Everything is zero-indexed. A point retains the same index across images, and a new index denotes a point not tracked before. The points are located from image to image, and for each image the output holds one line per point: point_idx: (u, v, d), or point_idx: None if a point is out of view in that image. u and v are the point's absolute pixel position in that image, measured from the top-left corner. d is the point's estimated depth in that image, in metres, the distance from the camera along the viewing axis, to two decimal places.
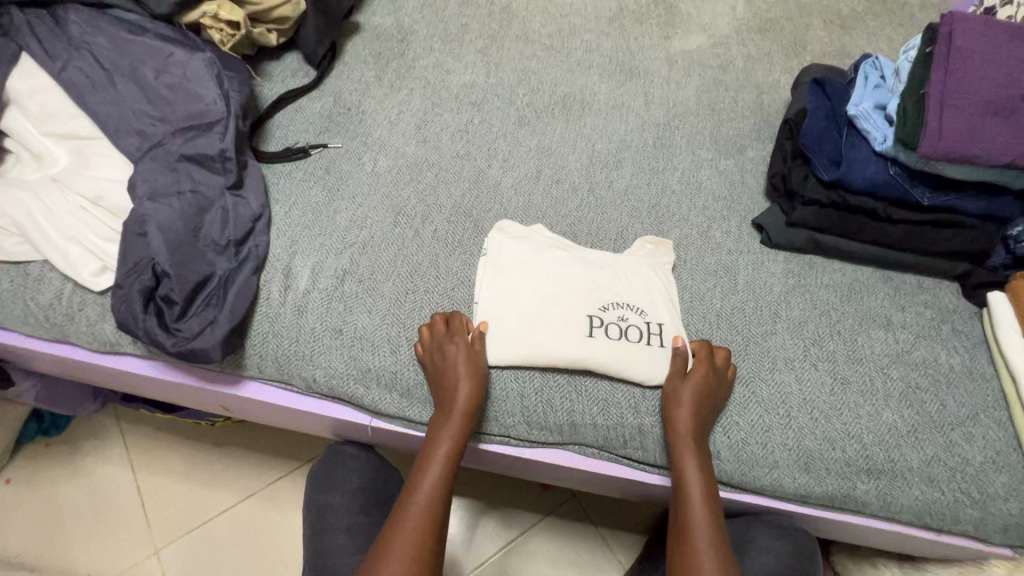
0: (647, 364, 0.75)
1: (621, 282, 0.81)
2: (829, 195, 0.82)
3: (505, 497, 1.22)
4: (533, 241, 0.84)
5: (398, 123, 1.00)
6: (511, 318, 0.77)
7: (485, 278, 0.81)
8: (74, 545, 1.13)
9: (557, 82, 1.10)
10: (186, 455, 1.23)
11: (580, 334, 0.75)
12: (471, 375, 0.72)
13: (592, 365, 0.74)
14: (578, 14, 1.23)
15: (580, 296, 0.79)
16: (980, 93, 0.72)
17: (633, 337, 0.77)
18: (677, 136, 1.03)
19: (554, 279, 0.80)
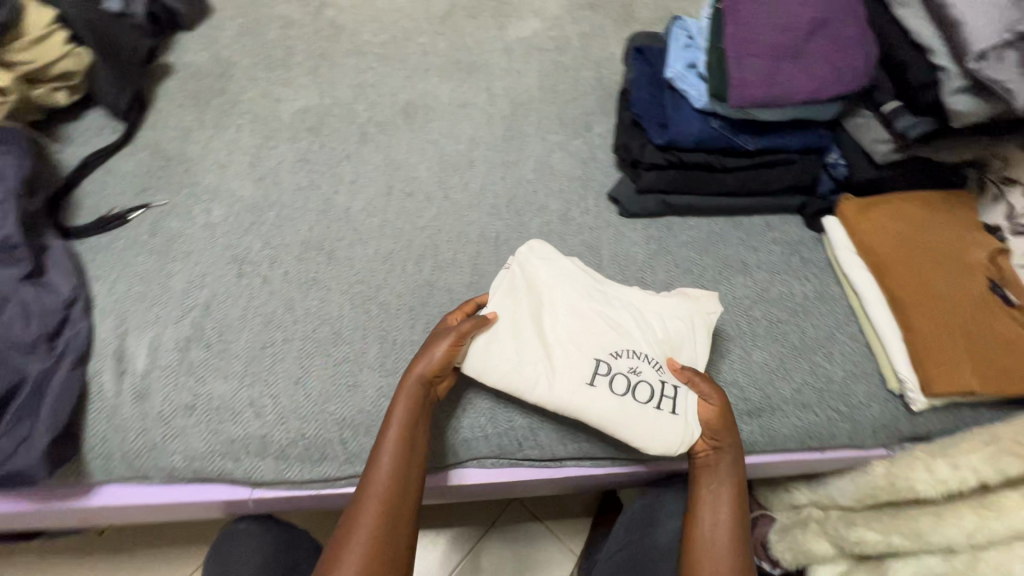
0: (645, 426, 0.70)
1: (650, 333, 0.75)
2: (666, 158, 0.85)
3: (444, 519, 1.18)
4: (556, 266, 0.78)
5: (229, 165, 0.92)
6: (509, 348, 0.72)
7: (505, 290, 0.77)
8: None
9: (397, 91, 1.07)
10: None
11: (580, 380, 0.71)
12: (423, 361, 0.68)
13: (577, 412, 0.70)
14: (408, 18, 1.20)
15: (596, 332, 0.74)
16: (769, 39, 0.77)
17: (642, 394, 0.71)
18: (524, 125, 1.03)
19: (566, 326, 0.74)
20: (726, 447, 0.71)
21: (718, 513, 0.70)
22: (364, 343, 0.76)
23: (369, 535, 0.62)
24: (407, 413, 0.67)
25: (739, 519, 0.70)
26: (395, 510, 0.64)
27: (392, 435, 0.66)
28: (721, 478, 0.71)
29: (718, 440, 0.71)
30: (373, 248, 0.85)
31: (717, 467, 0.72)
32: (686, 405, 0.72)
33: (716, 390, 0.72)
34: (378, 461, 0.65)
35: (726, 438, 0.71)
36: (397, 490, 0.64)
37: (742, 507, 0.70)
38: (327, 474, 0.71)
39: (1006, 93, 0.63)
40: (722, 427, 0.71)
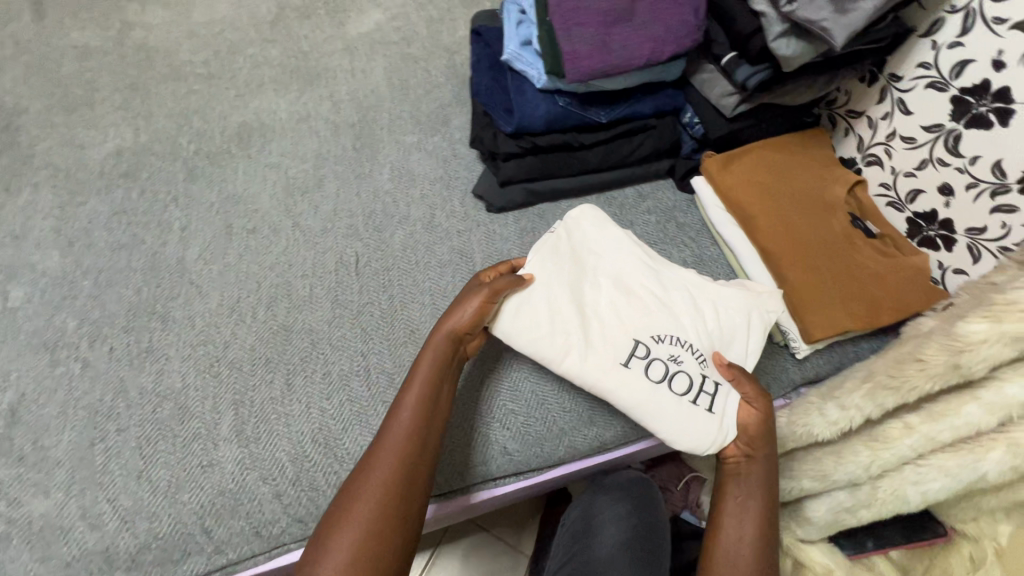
0: (676, 420, 0.66)
1: (701, 322, 0.71)
2: (520, 145, 0.80)
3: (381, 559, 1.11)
4: (609, 233, 0.76)
5: (26, 233, 0.78)
6: (541, 315, 0.69)
7: (550, 251, 0.74)
8: None
9: (227, 113, 0.95)
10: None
11: (614, 360, 0.68)
12: (452, 316, 0.66)
13: (604, 391, 0.67)
14: (232, 28, 1.08)
15: (634, 307, 0.71)
16: (595, 6, 0.72)
17: (680, 386, 0.68)
18: (376, 130, 0.94)
19: (614, 312, 0.71)
20: (758, 452, 0.66)
21: (743, 523, 0.63)
22: (214, 412, 0.67)
23: (376, 502, 0.56)
24: (430, 371, 0.63)
25: (764, 531, 0.63)
26: (411, 473, 0.58)
27: (411, 395, 0.62)
28: (751, 488, 0.65)
29: (753, 442, 0.67)
30: (216, 299, 0.75)
31: (747, 475, 0.66)
32: (727, 404, 0.68)
33: (756, 387, 0.68)
34: (395, 418, 0.61)
35: (762, 442, 0.67)
36: (410, 454, 0.59)
37: (770, 519, 0.64)
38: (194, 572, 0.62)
39: (824, 32, 0.62)
40: (762, 434, 0.67)
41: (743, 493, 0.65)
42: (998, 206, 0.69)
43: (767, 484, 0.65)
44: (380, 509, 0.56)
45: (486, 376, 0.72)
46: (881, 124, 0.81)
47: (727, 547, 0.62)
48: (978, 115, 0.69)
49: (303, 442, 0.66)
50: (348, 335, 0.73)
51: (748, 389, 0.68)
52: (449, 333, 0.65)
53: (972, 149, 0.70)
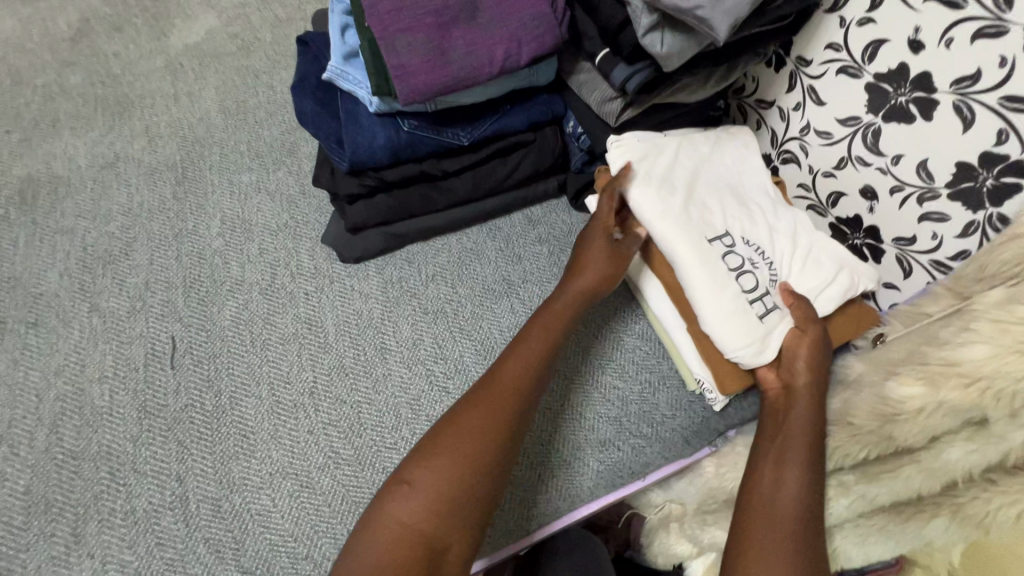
0: (727, 307, 0.59)
1: (798, 247, 0.63)
2: (363, 183, 0.64)
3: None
4: (746, 152, 0.70)
5: None
6: (659, 178, 0.65)
7: (690, 137, 0.71)
8: None
9: (6, 166, 0.75)
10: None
11: (698, 231, 0.62)
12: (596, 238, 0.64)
13: (675, 257, 0.61)
14: (18, 51, 0.86)
15: (724, 207, 0.65)
16: (423, 4, 0.57)
17: (748, 283, 0.60)
18: (203, 170, 0.77)
19: (707, 210, 0.64)
20: (798, 386, 0.57)
21: (783, 471, 0.53)
22: None
23: (482, 428, 0.53)
24: (566, 299, 0.62)
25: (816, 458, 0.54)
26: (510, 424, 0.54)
27: (550, 322, 0.60)
28: (791, 428, 0.55)
29: (796, 375, 0.57)
30: None
31: (787, 415, 0.56)
32: (779, 326, 0.59)
33: (813, 311, 0.59)
34: (517, 355, 0.58)
35: (807, 375, 0.57)
36: (526, 390, 0.56)
37: (818, 467, 0.53)
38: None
39: (701, 23, 0.48)
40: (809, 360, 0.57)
41: (789, 412, 0.56)
42: (927, 213, 0.59)
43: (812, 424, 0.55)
44: (480, 436, 0.52)
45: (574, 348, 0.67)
46: (794, 116, 0.69)
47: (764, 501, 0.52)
48: (897, 106, 0.57)
49: None
50: (156, 455, 0.57)
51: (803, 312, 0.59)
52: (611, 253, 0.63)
53: (894, 147, 0.59)
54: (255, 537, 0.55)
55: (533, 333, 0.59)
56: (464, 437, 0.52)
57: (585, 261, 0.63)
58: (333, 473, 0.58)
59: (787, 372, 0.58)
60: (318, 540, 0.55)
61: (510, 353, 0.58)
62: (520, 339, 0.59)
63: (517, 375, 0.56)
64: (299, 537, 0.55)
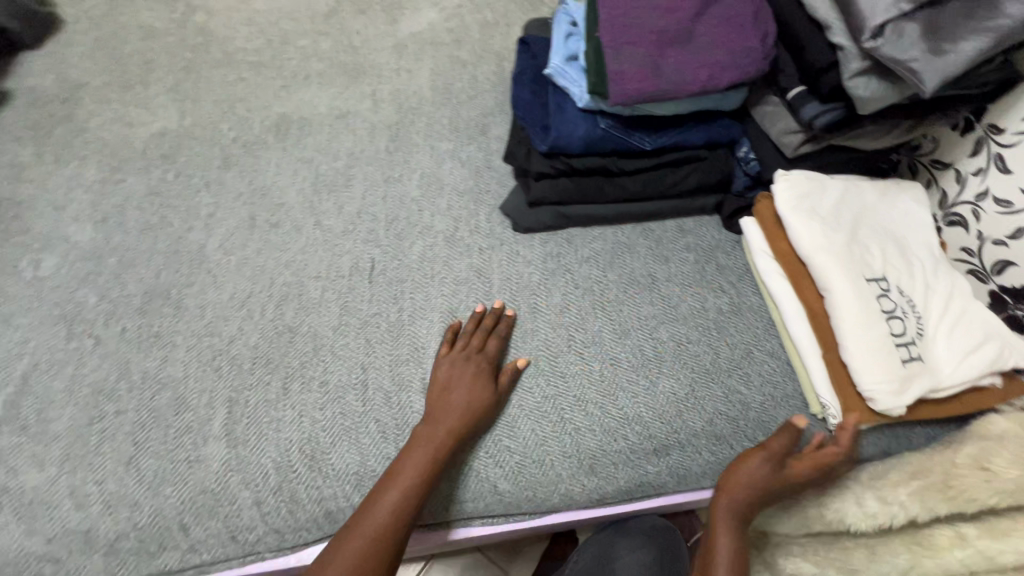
0: (877, 344, 0.62)
1: (952, 308, 0.66)
2: (554, 165, 0.74)
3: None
4: (911, 208, 0.73)
5: (67, 204, 0.81)
6: (823, 215, 0.70)
7: (858, 183, 0.74)
8: None
9: (269, 104, 0.95)
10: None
11: (855, 270, 0.66)
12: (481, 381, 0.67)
13: (830, 288, 0.65)
14: (288, 18, 1.08)
15: (885, 253, 0.68)
16: (649, 24, 0.66)
17: (898, 327, 0.64)
18: (412, 133, 0.92)
19: (867, 253, 0.68)
20: (726, 500, 0.62)
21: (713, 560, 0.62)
22: (208, 407, 0.66)
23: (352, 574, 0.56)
24: (431, 442, 0.63)
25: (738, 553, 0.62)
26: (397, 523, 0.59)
27: (405, 474, 0.61)
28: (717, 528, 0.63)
29: (740, 477, 0.62)
30: (230, 291, 0.74)
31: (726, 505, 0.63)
32: (923, 373, 0.62)
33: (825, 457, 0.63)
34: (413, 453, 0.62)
35: (751, 482, 0.62)
36: (389, 534, 0.58)
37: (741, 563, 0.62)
38: (173, 566, 0.61)
39: (912, 74, 0.53)
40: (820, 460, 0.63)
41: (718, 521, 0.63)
42: None
43: (737, 531, 0.63)
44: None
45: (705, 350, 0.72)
46: (972, 181, 0.71)
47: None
48: None
49: (291, 450, 0.64)
50: (349, 345, 0.71)
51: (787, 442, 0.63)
52: (457, 417, 0.64)
53: None
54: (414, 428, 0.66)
55: (393, 480, 0.61)
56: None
57: (418, 437, 0.63)
58: None
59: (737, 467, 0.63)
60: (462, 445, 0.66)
61: (361, 514, 0.59)
62: (393, 471, 0.61)
63: (374, 530, 0.58)
64: None
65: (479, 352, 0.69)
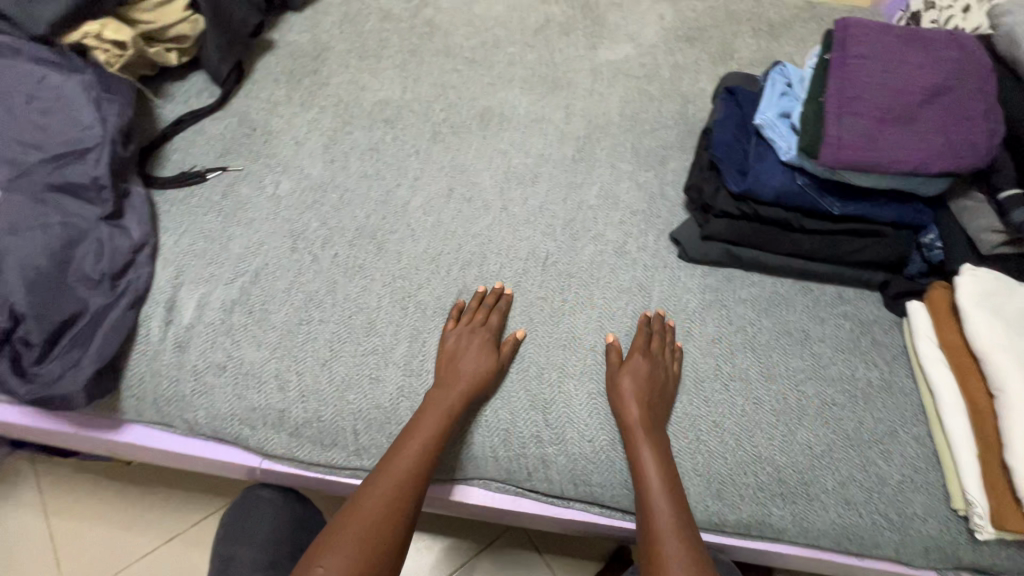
0: None
1: None
2: (739, 207, 0.79)
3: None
4: None
5: (305, 141, 0.96)
6: (1009, 319, 0.70)
7: None
8: None
9: (477, 96, 1.06)
10: (86, 484, 1.20)
11: None
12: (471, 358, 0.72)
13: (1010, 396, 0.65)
14: (502, 26, 1.20)
15: None
16: (877, 100, 0.70)
17: None
18: (597, 149, 1.00)
19: None
20: (629, 414, 0.69)
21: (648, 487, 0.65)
22: (392, 337, 0.77)
23: (374, 523, 0.62)
24: (442, 410, 0.69)
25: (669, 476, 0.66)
26: (413, 483, 0.65)
27: (423, 430, 0.67)
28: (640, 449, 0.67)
29: (622, 404, 0.70)
30: (424, 246, 0.85)
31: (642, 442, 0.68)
32: None
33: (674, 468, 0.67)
34: (425, 420, 0.68)
35: (624, 398, 0.70)
36: (411, 488, 0.65)
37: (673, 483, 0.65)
38: (339, 461, 0.72)
39: None
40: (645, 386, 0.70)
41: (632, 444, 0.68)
42: None
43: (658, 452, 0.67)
44: (373, 532, 0.62)
45: (849, 416, 0.73)
46: None
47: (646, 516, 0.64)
48: None
49: None
50: (514, 319, 0.80)
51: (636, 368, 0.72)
52: (466, 382, 0.70)
53: None
54: (560, 406, 0.72)
55: (411, 436, 0.67)
56: (359, 531, 0.61)
57: (427, 400, 0.70)
58: None
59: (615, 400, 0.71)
60: (603, 434, 0.71)
61: (380, 470, 0.66)
62: (409, 434, 0.68)
63: (392, 485, 0.64)
64: (591, 425, 0.72)
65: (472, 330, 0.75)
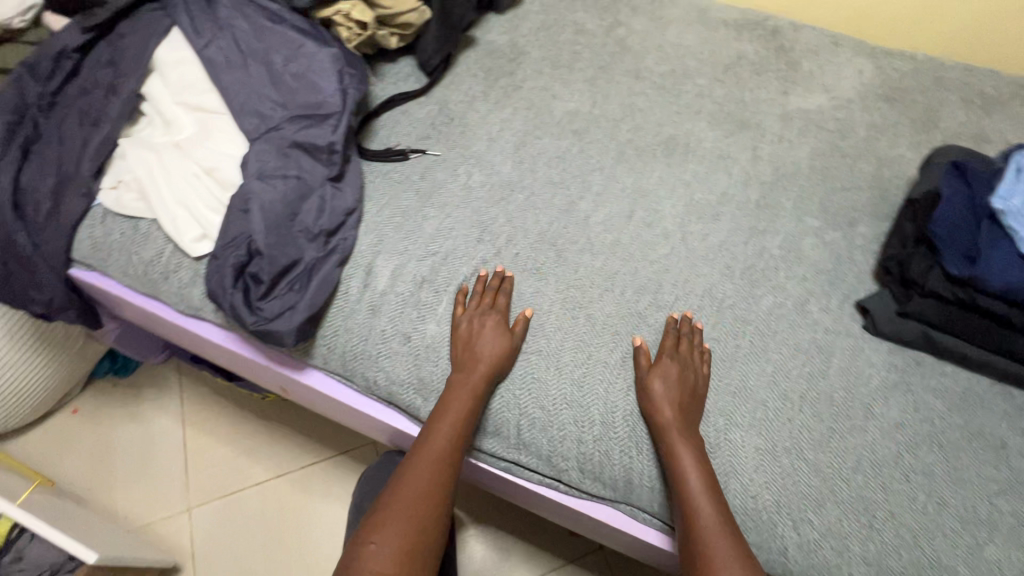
0: None
1: None
2: (955, 292, 0.74)
3: (493, 510, 1.17)
4: None
5: (498, 139, 1.00)
6: None
7: None
8: (117, 498, 1.21)
9: (663, 123, 1.06)
10: (220, 404, 1.32)
11: None
12: (487, 334, 0.76)
13: None
14: (693, 56, 1.19)
15: None
16: None
17: None
18: (782, 198, 0.96)
19: None
20: (664, 418, 0.70)
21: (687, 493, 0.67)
22: (563, 345, 0.78)
23: (418, 500, 0.69)
24: (465, 387, 0.73)
25: (710, 485, 0.67)
26: (447, 459, 0.71)
27: (452, 411, 0.72)
28: (684, 456, 0.68)
29: (654, 406, 0.71)
30: (601, 262, 0.86)
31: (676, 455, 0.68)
32: None
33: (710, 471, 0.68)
34: (452, 399, 0.73)
35: (655, 403, 0.71)
36: (444, 461, 0.71)
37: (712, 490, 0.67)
38: (498, 452, 0.76)
39: None
40: (678, 396, 0.71)
41: (669, 450, 0.69)
42: None
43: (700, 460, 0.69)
44: (417, 508, 0.68)
45: None
46: None
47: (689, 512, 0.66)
48: None
49: (616, 414, 0.74)
50: (687, 354, 0.78)
51: (663, 377, 0.72)
52: (484, 359, 0.74)
53: None
54: (725, 453, 0.71)
55: (443, 411, 0.73)
56: (405, 509, 0.68)
57: (452, 380, 0.74)
58: (794, 460, 0.71)
59: (647, 405, 0.72)
60: (767, 494, 0.69)
61: (417, 451, 0.72)
62: (439, 413, 0.73)
63: (429, 462, 0.71)
64: (755, 481, 0.70)
65: (494, 308, 0.78)
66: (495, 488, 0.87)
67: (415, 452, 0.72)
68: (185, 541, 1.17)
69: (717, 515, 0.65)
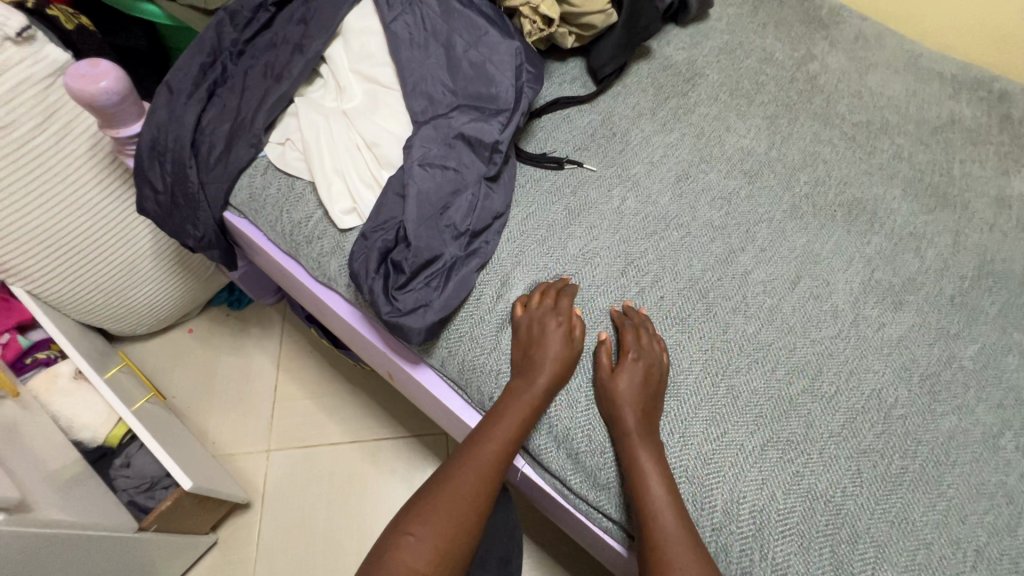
0: None
1: None
2: None
3: (555, 539, 1.13)
4: None
5: (659, 165, 0.92)
6: None
7: None
8: (208, 422, 1.28)
9: (849, 181, 0.93)
10: (315, 359, 1.36)
11: None
12: (567, 346, 0.72)
13: None
14: (897, 109, 1.03)
15: None
16: None
17: None
18: (985, 300, 0.81)
19: None
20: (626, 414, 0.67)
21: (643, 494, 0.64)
22: (693, 412, 0.70)
23: (468, 499, 0.64)
24: (532, 391, 0.69)
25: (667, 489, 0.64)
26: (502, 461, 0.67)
27: (514, 413, 0.69)
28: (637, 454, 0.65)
29: (618, 403, 0.68)
30: (755, 328, 0.76)
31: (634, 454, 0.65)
32: None
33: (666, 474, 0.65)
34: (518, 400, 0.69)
35: (617, 395, 0.68)
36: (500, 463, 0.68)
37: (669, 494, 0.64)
38: (601, 506, 0.70)
39: None
40: (638, 395, 0.68)
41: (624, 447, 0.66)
42: None
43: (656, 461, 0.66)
44: (466, 506, 0.64)
45: None
46: None
47: (647, 514, 0.63)
48: None
49: (742, 505, 0.65)
50: (840, 462, 0.68)
51: (625, 372, 0.69)
52: (554, 363, 0.70)
53: None
54: None
55: (507, 414, 0.69)
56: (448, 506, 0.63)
57: (519, 382, 0.71)
58: None
59: (609, 399, 0.69)
60: None
61: (471, 447, 0.68)
62: (500, 413, 0.69)
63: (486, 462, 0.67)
64: None
65: (564, 311, 0.74)
66: (584, 539, 0.81)
67: (467, 450, 0.68)
68: (259, 480, 1.23)
69: (678, 520, 0.62)
